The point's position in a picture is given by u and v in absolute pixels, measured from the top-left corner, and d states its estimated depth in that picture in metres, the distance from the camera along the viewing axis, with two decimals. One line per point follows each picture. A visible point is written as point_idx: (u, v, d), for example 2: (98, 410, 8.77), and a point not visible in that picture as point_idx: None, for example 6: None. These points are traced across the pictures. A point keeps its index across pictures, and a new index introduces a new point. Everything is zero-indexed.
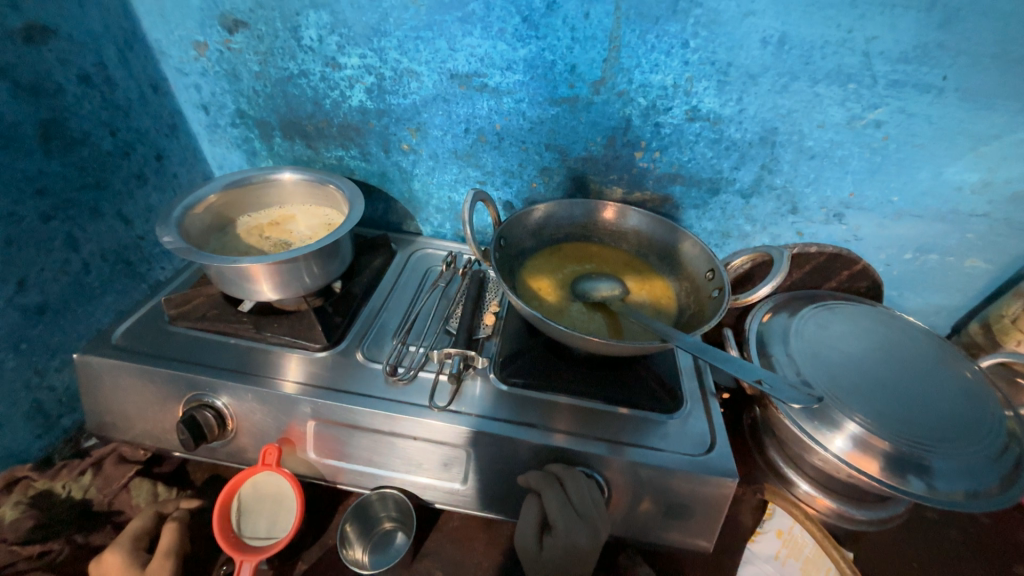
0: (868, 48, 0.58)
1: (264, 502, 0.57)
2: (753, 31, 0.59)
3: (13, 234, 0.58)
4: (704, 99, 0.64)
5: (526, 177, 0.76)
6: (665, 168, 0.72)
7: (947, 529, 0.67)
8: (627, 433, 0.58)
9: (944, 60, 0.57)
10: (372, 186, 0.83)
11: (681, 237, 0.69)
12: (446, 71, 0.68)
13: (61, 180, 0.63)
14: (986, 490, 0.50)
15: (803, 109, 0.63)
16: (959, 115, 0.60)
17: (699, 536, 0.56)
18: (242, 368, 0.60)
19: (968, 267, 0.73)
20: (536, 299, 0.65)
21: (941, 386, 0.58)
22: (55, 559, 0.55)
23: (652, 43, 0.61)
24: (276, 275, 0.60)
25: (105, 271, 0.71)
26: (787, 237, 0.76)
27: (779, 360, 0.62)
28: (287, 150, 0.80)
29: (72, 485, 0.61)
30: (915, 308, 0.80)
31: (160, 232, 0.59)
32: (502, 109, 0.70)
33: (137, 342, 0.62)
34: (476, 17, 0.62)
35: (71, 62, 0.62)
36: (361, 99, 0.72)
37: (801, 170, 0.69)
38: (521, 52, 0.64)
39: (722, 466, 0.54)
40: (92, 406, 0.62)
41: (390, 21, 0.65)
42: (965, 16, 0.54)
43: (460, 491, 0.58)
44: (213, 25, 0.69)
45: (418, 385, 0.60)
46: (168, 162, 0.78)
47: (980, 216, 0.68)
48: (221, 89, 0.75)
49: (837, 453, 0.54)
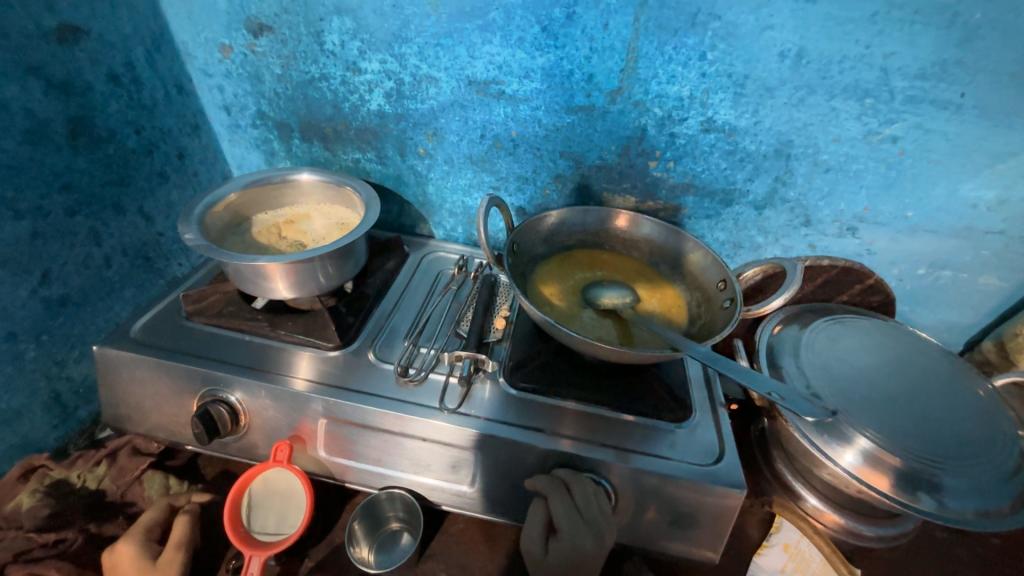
0: (886, 64, 0.58)
1: (274, 498, 0.57)
2: (770, 44, 0.59)
3: (39, 227, 0.60)
4: (719, 111, 0.65)
5: (540, 183, 0.77)
6: (679, 178, 0.72)
7: (956, 548, 0.66)
8: (634, 441, 0.58)
9: (962, 77, 0.57)
10: (388, 188, 0.84)
11: (692, 246, 0.69)
12: (465, 77, 0.69)
13: (86, 176, 0.64)
14: (998, 510, 0.50)
15: (818, 123, 0.64)
16: (977, 132, 0.60)
17: (706, 547, 0.56)
18: (256, 364, 0.61)
19: (982, 284, 0.73)
20: (547, 304, 0.65)
21: (953, 403, 0.57)
22: (69, 548, 0.56)
23: (670, 54, 0.62)
24: (292, 274, 0.61)
25: (125, 266, 0.72)
26: (799, 250, 0.76)
27: (790, 373, 0.61)
28: (305, 151, 0.81)
29: (87, 475, 0.62)
30: (928, 324, 0.80)
31: (181, 230, 0.60)
32: (519, 116, 0.70)
33: (155, 336, 0.64)
34: (496, 26, 0.63)
35: (101, 61, 0.64)
36: (380, 103, 0.73)
37: (816, 183, 0.69)
38: (539, 61, 0.65)
39: (731, 478, 0.54)
40: (109, 398, 0.63)
41: (411, 28, 0.66)
42: (984, 34, 0.54)
43: (467, 493, 0.59)
44: (238, 28, 0.70)
45: (429, 387, 0.61)
46: (189, 161, 0.80)
47: (996, 234, 0.67)
48: (243, 91, 0.77)
49: (847, 468, 0.54)
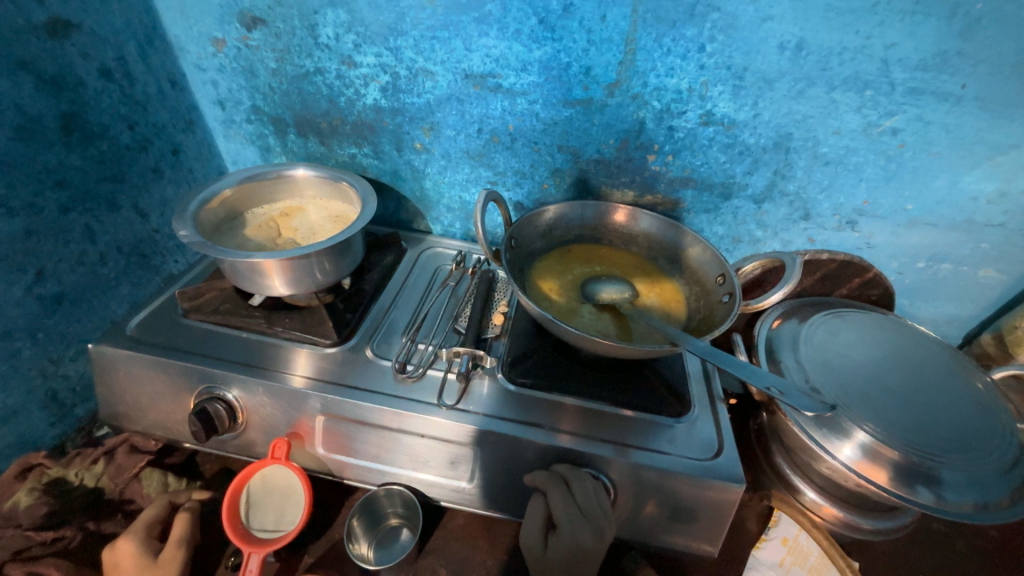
0: (886, 55, 0.57)
1: (272, 495, 0.57)
2: (770, 36, 0.58)
3: (32, 225, 0.59)
4: (718, 103, 0.64)
5: (537, 178, 0.77)
6: (678, 172, 0.71)
7: (955, 542, 0.67)
8: (634, 436, 0.58)
9: (963, 68, 0.56)
10: (384, 184, 0.83)
11: (691, 240, 0.68)
12: (461, 71, 0.68)
13: (80, 173, 0.64)
14: (997, 502, 0.50)
15: (818, 115, 0.63)
16: (978, 124, 0.60)
17: (705, 541, 0.56)
18: (253, 361, 0.61)
19: (981, 277, 0.73)
20: (545, 299, 0.65)
21: (952, 396, 0.57)
22: (67, 546, 0.56)
23: (669, 47, 0.61)
24: (288, 270, 0.60)
25: (120, 263, 0.72)
26: (798, 244, 0.76)
27: (789, 367, 0.61)
28: (300, 146, 0.81)
29: (85, 473, 0.62)
30: (927, 317, 0.80)
31: (176, 226, 0.60)
32: (516, 110, 0.70)
33: (151, 333, 0.63)
34: (493, 18, 0.63)
35: (93, 56, 0.63)
36: (376, 98, 0.73)
37: (815, 176, 0.68)
38: (536, 54, 0.64)
39: (730, 472, 0.54)
40: (106, 396, 0.62)
41: (406, 20, 0.65)
42: (986, 24, 0.54)
43: (466, 489, 0.59)
44: (231, 21, 0.69)
45: (427, 383, 0.61)
46: (184, 157, 0.79)
47: (996, 227, 0.67)
48: (237, 85, 0.76)
49: (846, 462, 0.54)
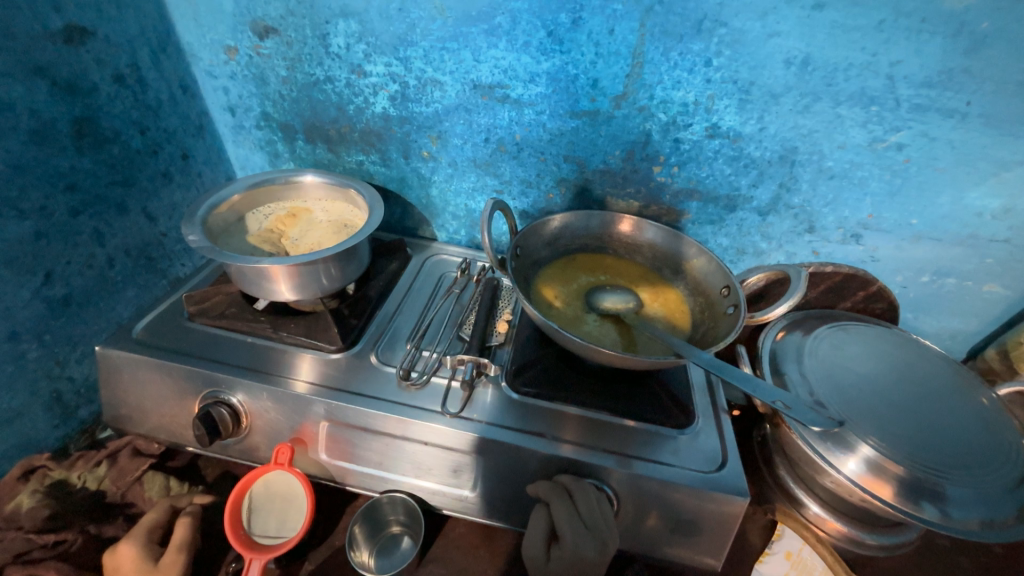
0: (892, 72, 0.58)
1: (274, 502, 0.57)
2: (776, 51, 0.59)
3: (42, 228, 0.60)
4: (725, 117, 0.65)
5: (543, 187, 0.77)
6: (683, 184, 0.72)
7: (959, 558, 0.66)
8: (637, 447, 0.58)
9: (968, 86, 0.57)
10: (391, 191, 0.84)
11: (694, 252, 0.69)
12: (470, 81, 0.69)
13: (91, 177, 0.64)
14: (1002, 520, 0.50)
15: (824, 129, 0.64)
16: (982, 141, 0.60)
17: (708, 554, 0.56)
18: (258, 366, 0.61)
19: (985, 292, 0.72)
20: (549, 308, 0.65)
21: (956, 412, 0.57)
22: (68, 549, 0.56)
23: (676, 60, 0.62)
24: (294, 276, 0.61)
25: (128, 266, 0.72)
26: (803, 256, 0.76)
27: (793, 379, 0.61)
28: (308, 153, 0.82)
29: (87, 476, 0.62)
30: (931, 331, 0.80)
31: (184, 230, 0.61)
32: (523, 120, 0.70)
33: (156, 337, 0.63)
34: (502, 30, 0.63)
35: (106, 62, 0.64)
36: (384, 106, 0.73)
37: (820, 190, 0.69)
38: (544, 65, 0.65)
39: (734, 485, 0.54)
40: (111, 398, 0.63)
41: (416, 31, 0.66)
42: (991, 43, 0.54)
43: (468, 498, 0.59)
44: (244, 30, 0.70)
45: (431, 390, 0.61)
46: (193, 162, 0.80)
47: (1001, 242, 0.67)
48: (248, 92, 0.77)
49: (850, 476, 0.53)
